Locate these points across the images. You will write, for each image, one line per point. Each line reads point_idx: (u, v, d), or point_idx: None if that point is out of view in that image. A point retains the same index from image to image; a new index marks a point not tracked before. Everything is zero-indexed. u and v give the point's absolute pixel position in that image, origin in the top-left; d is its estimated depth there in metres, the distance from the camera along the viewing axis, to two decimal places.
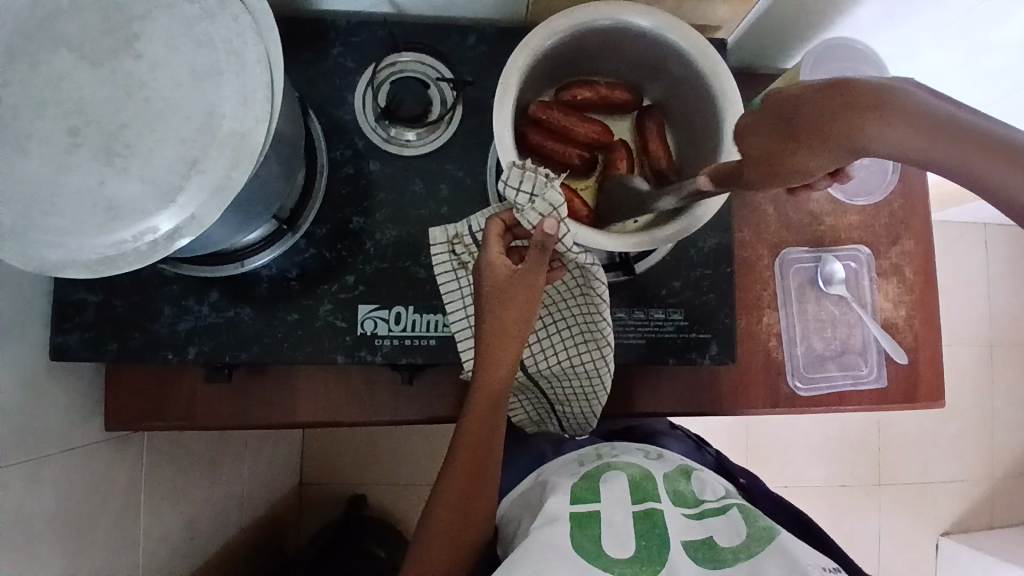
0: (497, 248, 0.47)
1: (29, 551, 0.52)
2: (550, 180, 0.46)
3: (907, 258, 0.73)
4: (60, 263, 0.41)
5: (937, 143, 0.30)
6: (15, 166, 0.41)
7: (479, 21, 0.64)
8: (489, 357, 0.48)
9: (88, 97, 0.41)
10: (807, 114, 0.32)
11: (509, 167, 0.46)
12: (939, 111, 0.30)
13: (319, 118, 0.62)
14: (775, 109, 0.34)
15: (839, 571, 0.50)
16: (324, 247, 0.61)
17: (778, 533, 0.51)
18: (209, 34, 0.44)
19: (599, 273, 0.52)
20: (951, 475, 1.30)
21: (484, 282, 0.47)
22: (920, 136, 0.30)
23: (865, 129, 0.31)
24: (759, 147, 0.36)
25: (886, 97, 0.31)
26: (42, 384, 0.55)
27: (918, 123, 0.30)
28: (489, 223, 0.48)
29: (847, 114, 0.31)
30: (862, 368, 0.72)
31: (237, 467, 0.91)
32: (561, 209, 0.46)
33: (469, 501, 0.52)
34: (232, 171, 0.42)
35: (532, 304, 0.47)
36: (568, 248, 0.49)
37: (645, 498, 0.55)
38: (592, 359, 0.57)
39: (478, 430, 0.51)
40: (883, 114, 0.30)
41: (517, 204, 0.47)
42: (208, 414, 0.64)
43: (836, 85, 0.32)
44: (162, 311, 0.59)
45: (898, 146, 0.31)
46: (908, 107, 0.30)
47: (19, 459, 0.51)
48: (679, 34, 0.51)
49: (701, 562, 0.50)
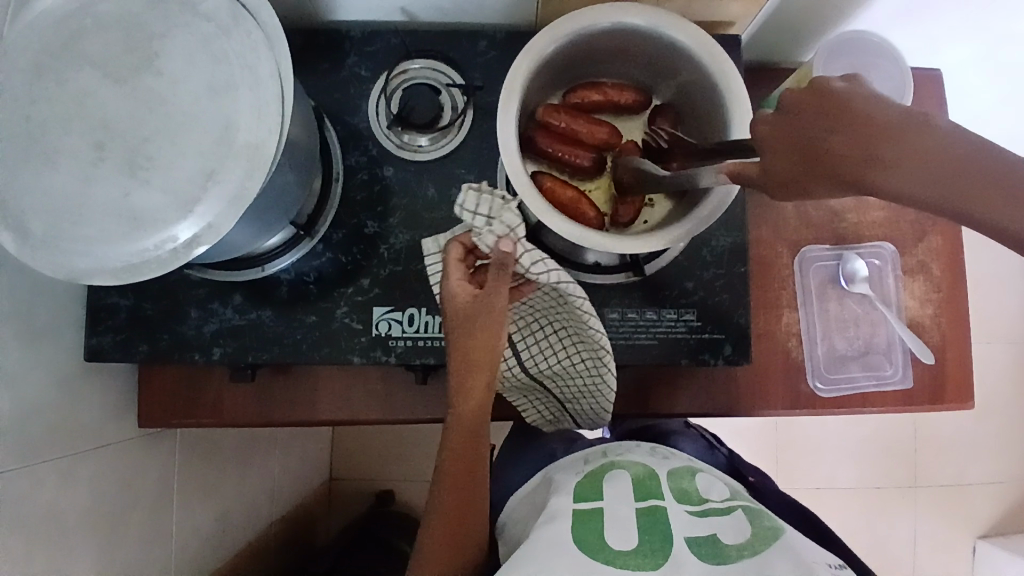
0: (457, 275, 0.49)
1: (64, 543, 0.55)
2: (506, 202, 0.49)
3: (933, 255, 0.71)
4: (87, 271, 0.44)
5: (950, 189, 0.30)
6: (45, 180, 0.44)
7: (489, 26, 0.65)
8: (461, 381, 0.51)
9: (111, 114, 0.44)
10: (839, 130, 0.33)
11: (465, 191, 0.49)
12: (958, 159, 0.30)
13: (335, 126, 0.64)
14: (815, 108, 0.34)
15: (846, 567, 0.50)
16: (340, 251, 0.63)
17: (781, 533, 0.51)
18: (224, 50, 0.46)
19: (574, 288, 0.52)
20: (993, 478, 1.25)
21: (448, 309, 0.49)
22: (927, 184, 0.30)
23: (878, 162, 0.31)
24: (780, 158, 0.37)
25: (915, 136, 0.31)
26: (77, 384, 0.59)
27: (939, 156, 0.30)
28: (448, 248, 0.50)
29: (872, 150, 0.32)
30: (886, 369, 0.71)
31: (268, 463, 0.95)
32: (517, 229, 0.49)
33: (465, 516, 0.55)
34: (246, 181, 0.44)
35: (496, 324, 0.49)
36: (527, 268, 0.49)
37: (649, 496, 0.56)
38: (588, 359, 0.58)
39: (463, 448, 0.53)
40: (905, 153, 0.31)
41: (476, 227, 0.49)
42: (235, 412, 0.67)
43: (863, 112, 0.33)
44: (189, 314, 0.62)
45: (916, 186, 0.31)
46: (928, 149, 0.30)
47: (53, 456, 0.54)
48: (684, 33, 0.50)
49: (705, 557, 0.49)
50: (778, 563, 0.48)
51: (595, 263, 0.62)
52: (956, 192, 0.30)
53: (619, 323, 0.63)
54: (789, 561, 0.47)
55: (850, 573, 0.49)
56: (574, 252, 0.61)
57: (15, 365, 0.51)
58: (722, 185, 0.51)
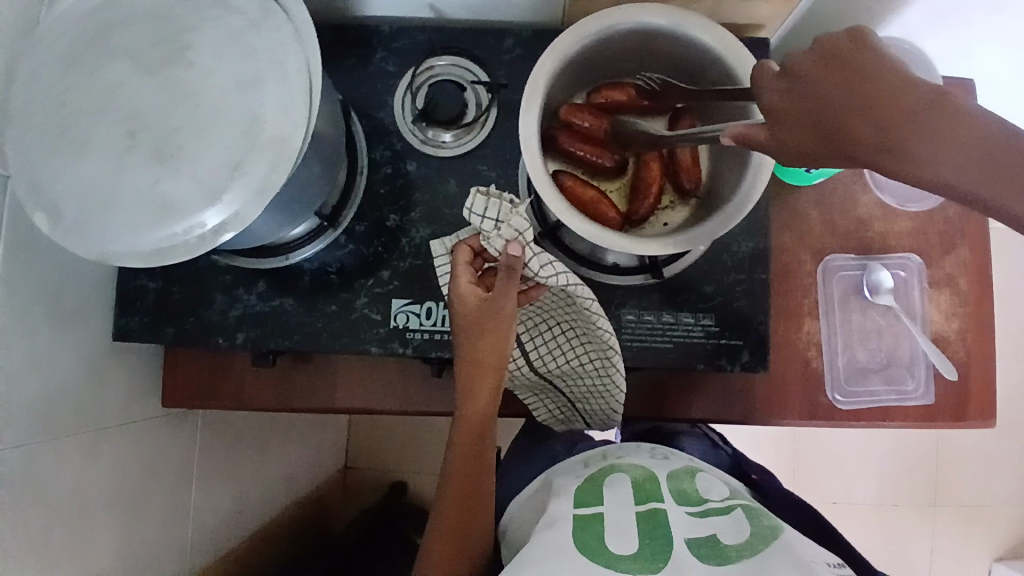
0: (465, 277, 0.51)
1: (87, 516, 0.58)
2: (513, 207, 0.50)
3: (961, 267, 0.69)
4: (119, 253, 0.46)
5: (971, 163, 0.32)
6: (80, 164, 0.45)
7: (516, 25, 0.65)
8: (468, 384, 0.52)
9: (143, 103, 0.45)
10: (862, 107, 0.35)
11: (473, 196, 0.51)
12: (978, 134, 0.32)
13: (361, 120, 0.65)
14: (837, 81, 0.36)
15: (843, 566, 0.51)
16: (362, 243, 0.64)
17: (780, 533, 0.52)
18: (255, 44, 0.47)
19: (580, 290, 0.53)
20: (1018, 500, 1.21)
21: (456, 311, 0.50)
22: (949, 158, 0.33)
23: (904, 137, 0.34)
24: (794, 131, 0.37)
25: (938, 111, 0.33)
26: (104, 363, 0.61)
27: (961, 130, 0.33)
28: (456, 251, 0.52)
29: (898, 124, 0.34)
30: (908, 383, 0.69)
31: (285, 448, 0.97)
32: (526, 233, 0.49)
33: (469, 518, 0.56)
34: (272, 173, 0.45)
35: (503, 327, 0.49)
36: (535, 272, 0.51)
37: (649, 499, 0.56)
38: (596, 360, 0.58)
39: (468, 451, 0.54)
40: (929, 128, 0.33)
41: (484, 230, 0.51)
42: (255, 396, 0.69)
43: (885, 86, 0.35)
44: (214, 299, 0.64)
45: (937, 159, 0.33)
46: (950, 124, 0.33)
47: (80, 431, 0.57)
48: (711, 35, 0.50)
49: (705, 559, 0.49)
50: (778, 562, 0.48)
51: (613, 264, 0.62)
52: (975, 164, 0.32)
53: (635, 325, 0.63)
54: (789, 560, 0.48)
55: (848, 570, 0.51)
56: (592, 254, 0.62)
57: (46, 343, 0.54)
58: (746, 192, 0.50)
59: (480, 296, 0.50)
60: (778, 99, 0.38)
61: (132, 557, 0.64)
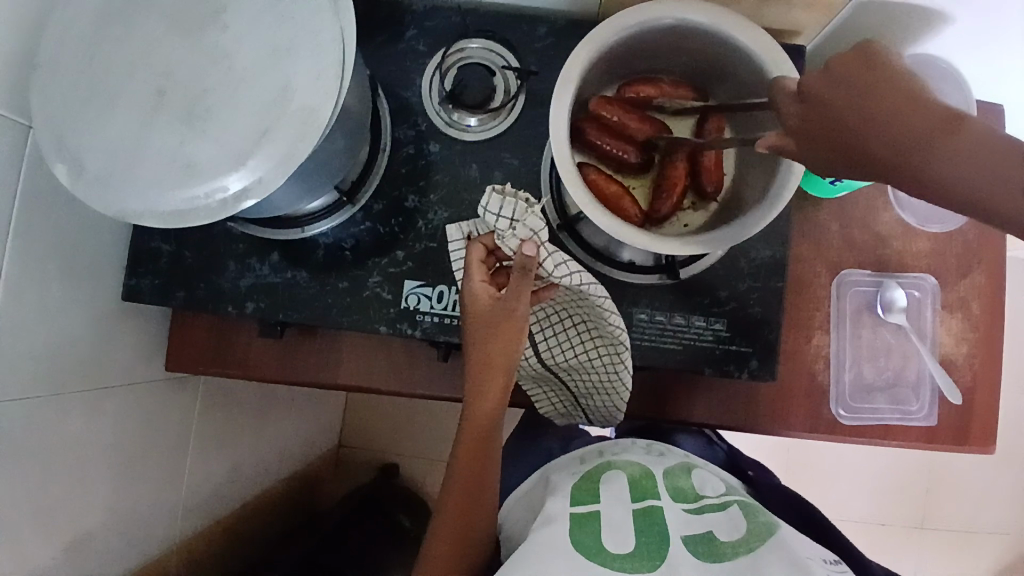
0: (478, 277, 0.50)
1: (83, 473, 0.58)
2: (529, 206, 0.49)
3: (976, 292, 0.69)
4: (137, 212, 0.45)
5: (989, 181, 0.32)
6: (107, 118, 0.45)
7: (550, 13, 0.64)
8: (476, 383, 0.52)
9: (175, 62, 0.45)
10: (880, 119, 0.35)
11: (488, 194, 0.49)
12: (997, 151, 0.32)
13: (387, 97, 0.64)
14: (854, 91, 0.36)
15: (838, 562, 0.56)
16: (379, 221, 0.63)
17: (775, 529, 0.55)
18: (291, 10, 0.46)
19: (596, 290, 0.53)
20: (1005, 530, 1.21)
21: (468, 310, 0.50)
22: (968, 175, 0.32)
23: (922, 153, 0.34)
24: (813, 144, 0.38)
25: (954, 127, 0.33)
26: (111, 321, 0.61)
27: (980, 147, 0.32)
28: (469, 249, 0.51)
29: (914, 141, 0.34)
30: (912, 404, 0.69)
31: (282, 422, 0.96)
32: (540, 234, 0.49)
33: (470, 511, 0.56)
34: (299, 143, 0.45)
35: (516, 329, 0.49)
36: (550, 272, 0.51)
37: (644, 497, 0.59)
38: (605, 356, 0.58)
39: (472, 448, 0.55)
40: (947, 145, 0.33)
41: (499, 228, 0.50)
42: (260, 367, 0.69)
43: (902, 100, 0.34)
44: (226, 267, 0.63)
45: (955, 176, 0.33)
46: (968, 141, 0.33)
47: (82, 388, 0.57)
48: (750, 38, 0.50)
49: (700, 556, 0.52)
50: (772, 559, 0.51)
51: (629, 261, 0.62)
52: (993, 182, 0.32)
53: (647, 324, 0.63)
54: (782, 557, 0.51)
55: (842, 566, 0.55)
56: (609, 249, 0.61)
57: (56, 297, 0.53)
58: (771, 198, 0.50)
59: (493, 296, 0.50)
60: (799, 115, 0.39)
61: (123, 517, 0.64)
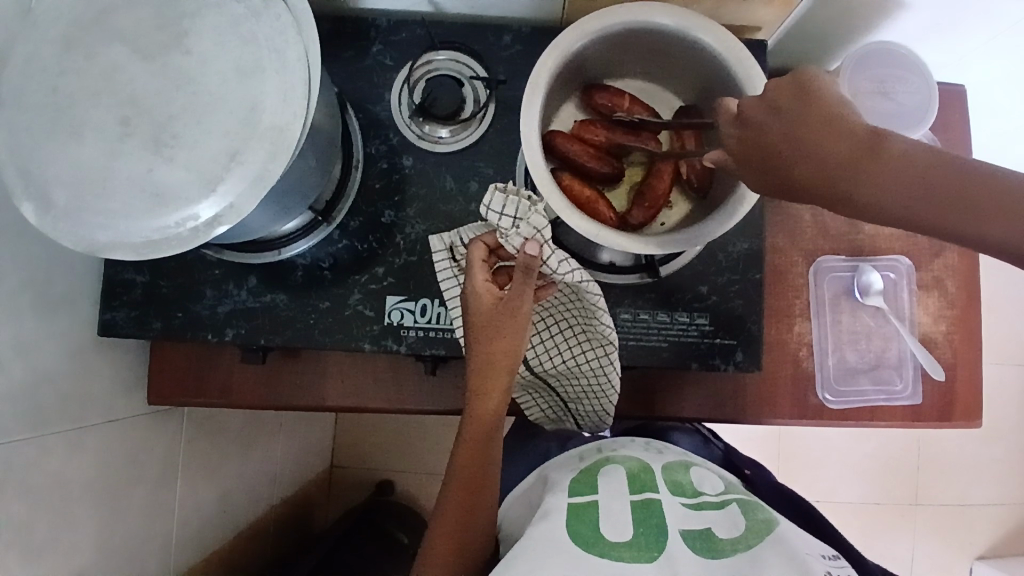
0: (481, 275, 0.50)
1: (71, 512, 0.56)
2: (534, 204, 0.49)
3: (949, 271, 0.70)
4: (109, 244, 0.44)
5: (914, 197, 0.38)
6: (71, 150, 0.44)
7: (514, 22, 0.65)
8: (481, 388, 0.52)
9: (139, 89, 0.44)
10: (811, 149, 0.40)
11: (492, 192, 0.49)
12: (914, 172, 0.38)
13: (357, 114, 0.64)
14: (785, 118, 0.41)
15: (838, 557, 0.56)
16: (356, 238, 0.63)
17: (774, 526, 0.56)
18: (254, 32, 0.46)
19: (591, 287, 0.53)
20: (994, 500, 1.24)
21: (471, 309, 0.50)
22: (894, 196, 0.38)
23: (854, 181, 0.39)
24: (749, 167, 0.43)
25: (875, 150, 0.38)
26: (89, 356, 0.59)
27: (901, 166, 0.38)
28: (472, 248, 0.50)
29: (846, 167, 0.39)
30: (896, 384, 0.70)
31: (270, 447, 0.95)
32: (544, 232, 0.49)
33: (469, 520, 0.56)
34: (269, 164, 0.44)
35: (519, 328, 0.49)
36: (552, 270, 0.51)
37: (642, 489, 0.61)
38: (596, 357, 0.58)
39: (473, 454, 0.54)
40: (870, 167, 0.38)
41: (501, 227, 0.49)
42: (243, 393, 0.67)
43: (831, 129, 0.40)
44: (204, 293, 0.62)
45: (883, 196, 0.38)
46: (891, 163, 0.38)
47: (63, 427, 0.55)
48: (713, 36, 0.50)
49: (699, 551, 0.54)
50: (770, 555, 0.53)
51: (609, 262, 0.62)
52: (921, 200, 0.38)
53: (631, 324, 0.63)
54: (780, 552, 0.53)
55: (841, 562, 0.56)
56: (587, 250, 0.61)
57: (30, 334, 0.52)
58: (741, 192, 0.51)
59: (495, 295, 0.50)
60: (743, 135, 0.43)
61: (114, 556, 0.62)
